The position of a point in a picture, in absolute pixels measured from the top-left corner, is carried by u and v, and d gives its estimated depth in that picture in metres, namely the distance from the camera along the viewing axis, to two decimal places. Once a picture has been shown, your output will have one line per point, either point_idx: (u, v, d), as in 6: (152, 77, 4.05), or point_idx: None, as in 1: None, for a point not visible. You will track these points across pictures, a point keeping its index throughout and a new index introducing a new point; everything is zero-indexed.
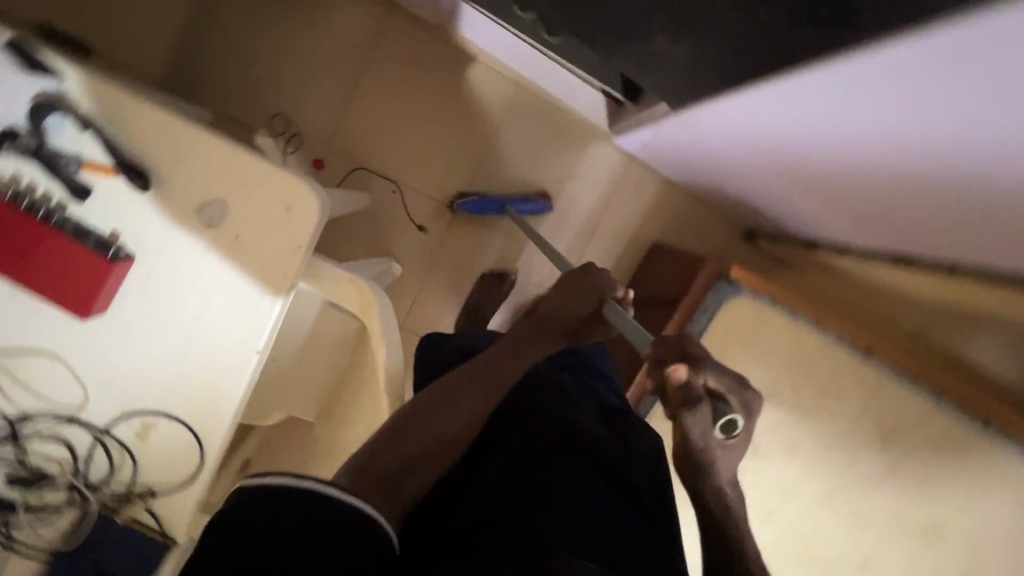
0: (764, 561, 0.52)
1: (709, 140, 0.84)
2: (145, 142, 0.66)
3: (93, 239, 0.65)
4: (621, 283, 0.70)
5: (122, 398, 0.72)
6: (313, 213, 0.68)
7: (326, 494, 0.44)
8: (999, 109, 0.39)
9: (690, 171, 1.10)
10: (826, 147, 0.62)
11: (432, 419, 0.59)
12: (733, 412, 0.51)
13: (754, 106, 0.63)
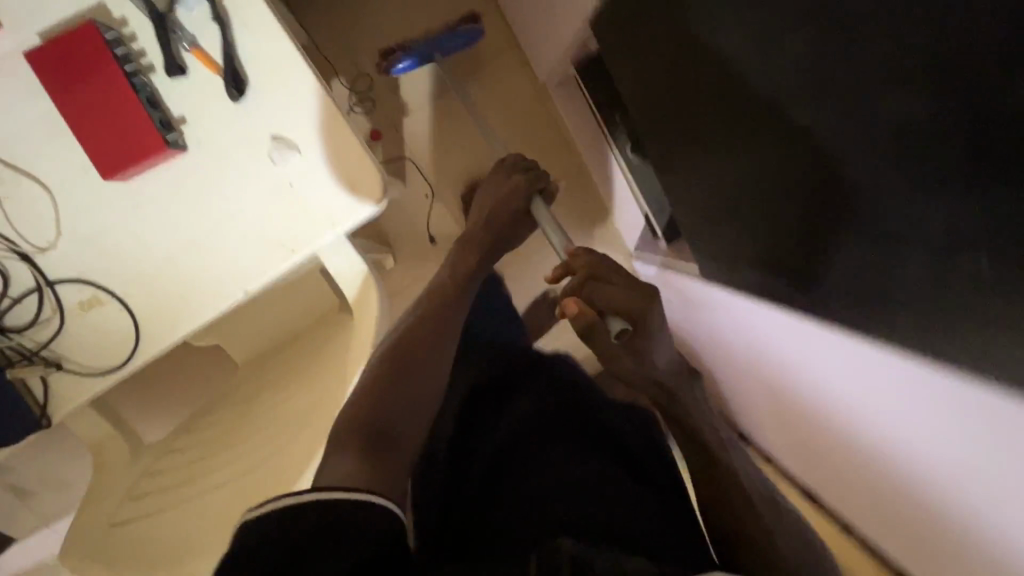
0: (754, 528, 0.62)
1: (721, 326, 0.90)
2: (262, 59, 0.65)
3: (157, 113, 0.63)
4: (545, 174, 0.90)
5: (88, 264, 0.68)
6: (370, 202, 0.70)
7: (327, 503, 0.56)
8: (999, 475, 0.46)
9: (679, 327, 1.16)
10: (818, 400, 0.68)
11: (396, 378, 0.75)
12: (626, 326, 0.70)
13: (782, 334, 0.69)
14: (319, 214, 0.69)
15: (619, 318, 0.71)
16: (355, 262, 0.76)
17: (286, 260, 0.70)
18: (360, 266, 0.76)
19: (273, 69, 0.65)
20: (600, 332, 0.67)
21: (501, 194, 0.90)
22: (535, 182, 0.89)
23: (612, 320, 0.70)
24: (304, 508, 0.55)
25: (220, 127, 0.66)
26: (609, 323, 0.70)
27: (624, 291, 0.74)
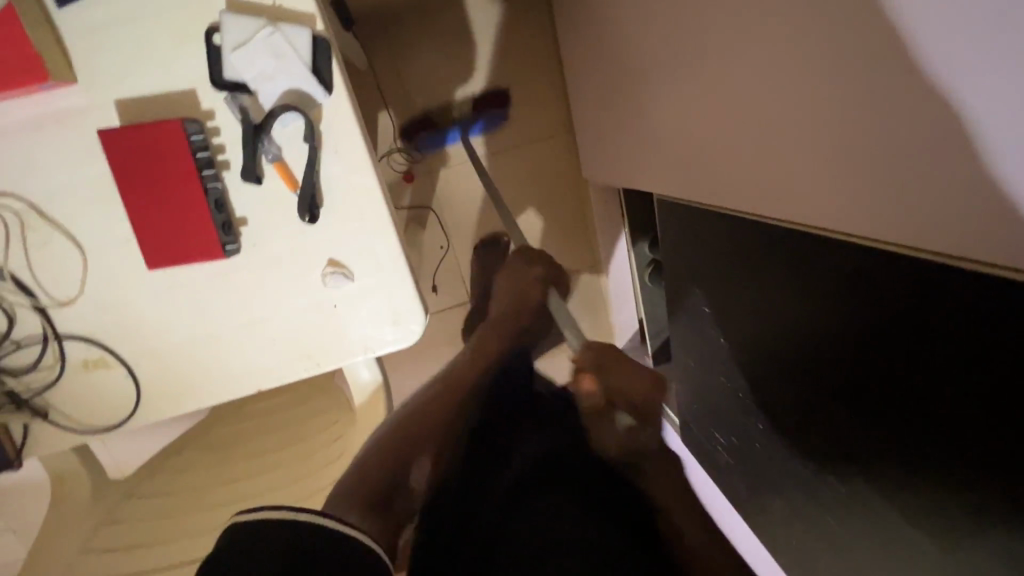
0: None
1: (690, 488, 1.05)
2: (342, 187, 0.64)
3: (222, 217, 0.61)
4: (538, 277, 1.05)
5: (102, 328, 0.65)
6: (406, 341, 0.70)
7: (310, 524, 0.55)
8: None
9: None
10: None
11: (414, 414, 0.87)
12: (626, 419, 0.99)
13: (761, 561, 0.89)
14: (355, 338, 0.69)
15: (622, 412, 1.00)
16: (374, 373, 0.79)
17: (309, 370, 0.70)
18: (378, 378, 0.79)
19: (351, 199, 0.64)
20: (605, 425, 0.97)
21: (508, 291, 1.07)
22: (554, 279, 1.12)
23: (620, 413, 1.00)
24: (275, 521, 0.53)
25: (281, 238, 0.64)
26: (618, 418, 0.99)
27: (628, 385, 1.06)
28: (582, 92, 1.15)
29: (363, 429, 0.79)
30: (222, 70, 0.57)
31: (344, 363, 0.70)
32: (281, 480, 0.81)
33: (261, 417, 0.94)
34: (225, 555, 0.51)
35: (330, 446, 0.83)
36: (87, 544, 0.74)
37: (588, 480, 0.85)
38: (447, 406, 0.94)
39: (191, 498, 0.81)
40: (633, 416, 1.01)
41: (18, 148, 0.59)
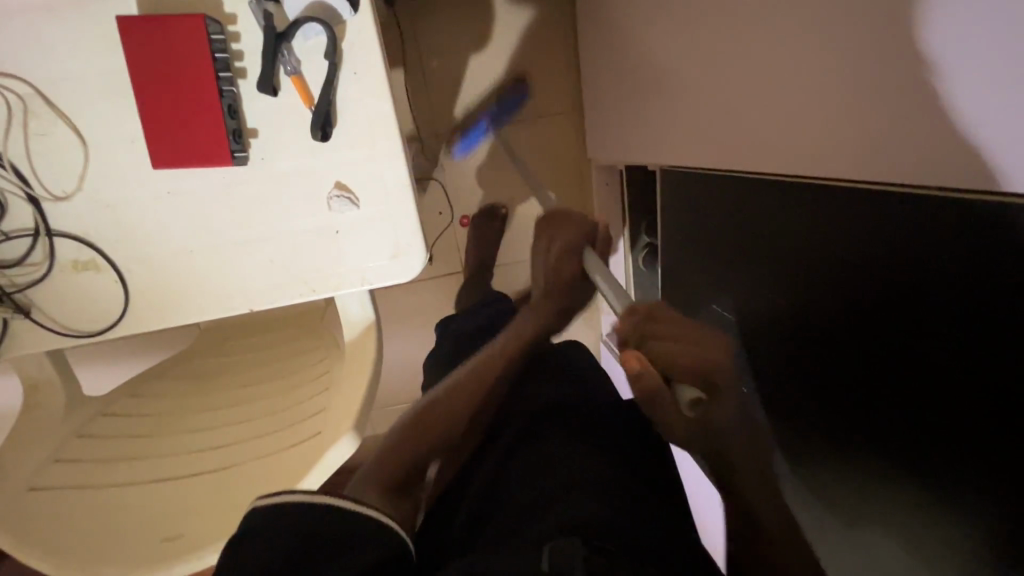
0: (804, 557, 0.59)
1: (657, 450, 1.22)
2: (357, 110, 0.63)
3: (233, 123, 0.61)
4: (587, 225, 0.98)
5: (97, 226, 0.64)
6: (405, 275, 0.70)
7: (329, 508, 0.57)
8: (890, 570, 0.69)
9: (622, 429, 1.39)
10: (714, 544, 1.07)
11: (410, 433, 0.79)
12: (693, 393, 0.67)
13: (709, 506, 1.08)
14: (354, 267, 0.69)
15: (684, 386, 0.69)
16: (366, 310, 0.79)
17: (303, 295, 0.69)
18: (369, 316, 0.79)
19: (365, 124, 0.64)
20: (661, 398, 0.69)
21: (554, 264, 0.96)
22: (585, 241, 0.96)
23: (678, 386, 0.69)
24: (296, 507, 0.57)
25: (290, 153, 0.64)
26: (680, 393, 0.68)
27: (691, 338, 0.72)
28: (595, 71, 1.17)
29: (349, 364, 0.78)
30: None
31: (340, 291, 0.70)
32: (263, 411, 0.80)
33: (245, 354, 0.93)
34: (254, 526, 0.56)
35: (315, 382, 0.82)
36: (55, 453, 0.71)
37: (591, 431, 0.77)
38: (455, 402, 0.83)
39: (168, 423, 0.79)
40: (709, 386, 0.67)
41: (28, 30, 0.57)
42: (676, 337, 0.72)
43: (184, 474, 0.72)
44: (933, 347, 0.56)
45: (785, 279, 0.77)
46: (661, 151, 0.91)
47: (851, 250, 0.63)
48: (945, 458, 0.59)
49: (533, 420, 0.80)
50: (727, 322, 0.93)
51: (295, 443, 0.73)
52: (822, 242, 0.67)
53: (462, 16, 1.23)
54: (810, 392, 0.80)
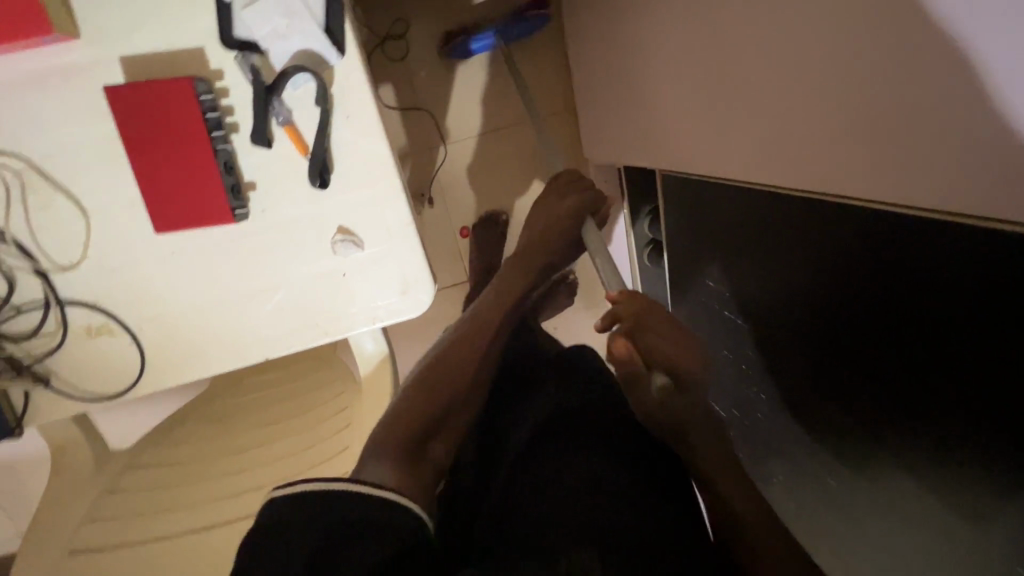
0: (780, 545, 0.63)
1: None
2: (353, 153, 0.63)
3: (231, 179, 0.60)
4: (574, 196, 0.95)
5: (107, 292, 0.64)
6: (416, 309, 0.70)
7: (352, 494, 0.55)
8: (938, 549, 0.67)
9: None
10: None
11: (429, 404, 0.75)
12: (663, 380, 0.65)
13: None
14: (364, 307, 0.69)
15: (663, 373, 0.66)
16: (379, 344, 0.79)
17: (316, 338, 0.69)
18: (383, 349, 0.79)
19: (363, 166, 0.64)
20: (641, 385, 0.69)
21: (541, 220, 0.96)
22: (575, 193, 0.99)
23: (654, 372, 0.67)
24: (312, 497, 0.54)
25: (291, 202, 0.64)
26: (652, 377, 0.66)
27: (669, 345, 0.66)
28: (586, 71, 1.16)
29: (369, 400, 0.78)
30: (233, 27, 0.56)
31: (352, 332, 0.70)
32: (285, 450, 0.81)
33: (263, 391, 0.94)
34: (269, 528, 0.53)
35: (336, 417, 0.83)
36: (90, 513, 0.72)
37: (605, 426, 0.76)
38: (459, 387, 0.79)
39: (193, 469, 0.80)
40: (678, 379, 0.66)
41: (17, 106, 0.57)
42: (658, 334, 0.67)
43: (217, 523, 0.73)
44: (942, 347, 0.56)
45: (781, 287, 0.77)
46: (659, 154, 0.90)
47: (844, 264, 0.63)
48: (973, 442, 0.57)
49: (560, 412, 0.78)
50: (728, 328, 0.94)
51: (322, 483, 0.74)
52: (817, 255, 0.67)
53: (446, 28, 1.23)
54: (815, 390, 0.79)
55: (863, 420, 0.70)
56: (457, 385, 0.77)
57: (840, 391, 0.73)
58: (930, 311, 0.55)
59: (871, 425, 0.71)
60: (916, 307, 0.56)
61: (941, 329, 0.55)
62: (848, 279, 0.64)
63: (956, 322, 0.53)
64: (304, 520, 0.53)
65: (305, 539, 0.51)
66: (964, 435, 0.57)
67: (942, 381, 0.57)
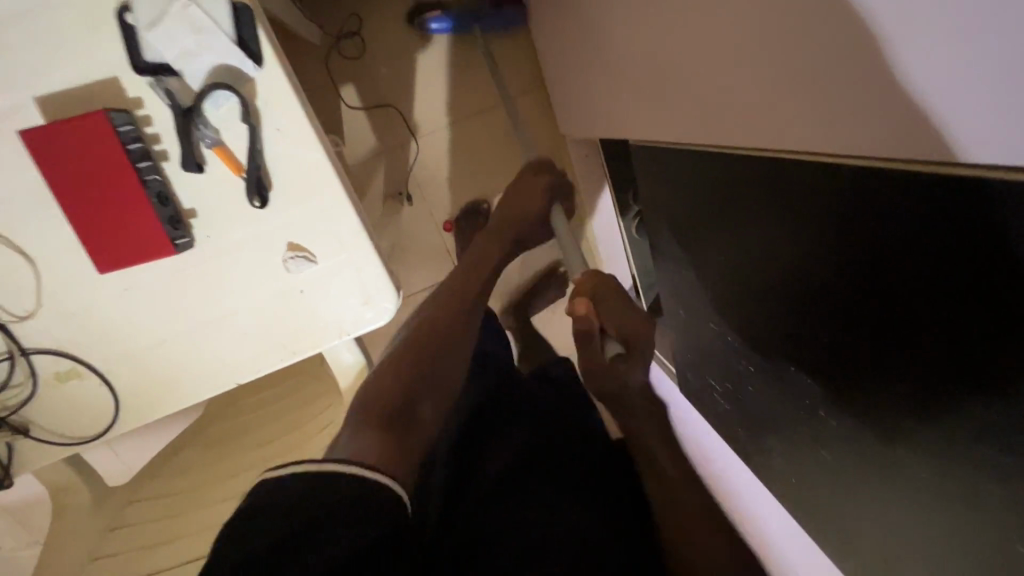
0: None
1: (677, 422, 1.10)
2: (291, 167, 0.60)
3: (169, 211, 0.58)
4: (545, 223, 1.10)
5: (69, 337, 0.64)
6: (381, 318, 0.68)
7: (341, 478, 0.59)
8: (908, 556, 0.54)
9: None
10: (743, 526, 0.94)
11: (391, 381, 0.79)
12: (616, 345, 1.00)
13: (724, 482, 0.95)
14: (327, 323, 0.68)
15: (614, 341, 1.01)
16: (356, 355, 0.78)
17: (284, 360, 0.68)
18: (361, 360, 0.78)
19: (303, 179, 0.61)
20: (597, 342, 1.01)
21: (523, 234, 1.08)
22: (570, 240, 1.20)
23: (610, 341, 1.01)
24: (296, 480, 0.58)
25: (235, 226, 0.62)
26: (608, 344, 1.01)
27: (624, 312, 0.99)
28: (547, 45, 1.11)
29: (351, 414, 0.77)
30: (141, 52, 0.54)
31: (319, 349, 0.68)
32: (277, 471, 0.81)
33: (255, 411, 0.94)
34: (255, 509, 0.56)
35: (323, 432, 0.82)
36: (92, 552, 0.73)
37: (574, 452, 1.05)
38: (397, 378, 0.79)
39: (190, 498, 0.81)
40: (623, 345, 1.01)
41: None
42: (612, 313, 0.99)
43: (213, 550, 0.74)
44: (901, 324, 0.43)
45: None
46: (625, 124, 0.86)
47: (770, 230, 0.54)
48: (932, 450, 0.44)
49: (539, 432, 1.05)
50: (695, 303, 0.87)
51: None
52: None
53: (401, 22, 1.21)
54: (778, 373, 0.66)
55: (803, 412, 0.62)
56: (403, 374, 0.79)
57: (784, 374, 0.64)
58: (846, 286, 0.46)
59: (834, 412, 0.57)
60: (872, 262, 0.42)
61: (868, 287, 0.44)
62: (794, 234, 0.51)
63: (894, 297, 0.42)
64: (284, 502, 0.56)
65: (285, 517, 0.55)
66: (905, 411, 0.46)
67: (866, 364, 0.48)
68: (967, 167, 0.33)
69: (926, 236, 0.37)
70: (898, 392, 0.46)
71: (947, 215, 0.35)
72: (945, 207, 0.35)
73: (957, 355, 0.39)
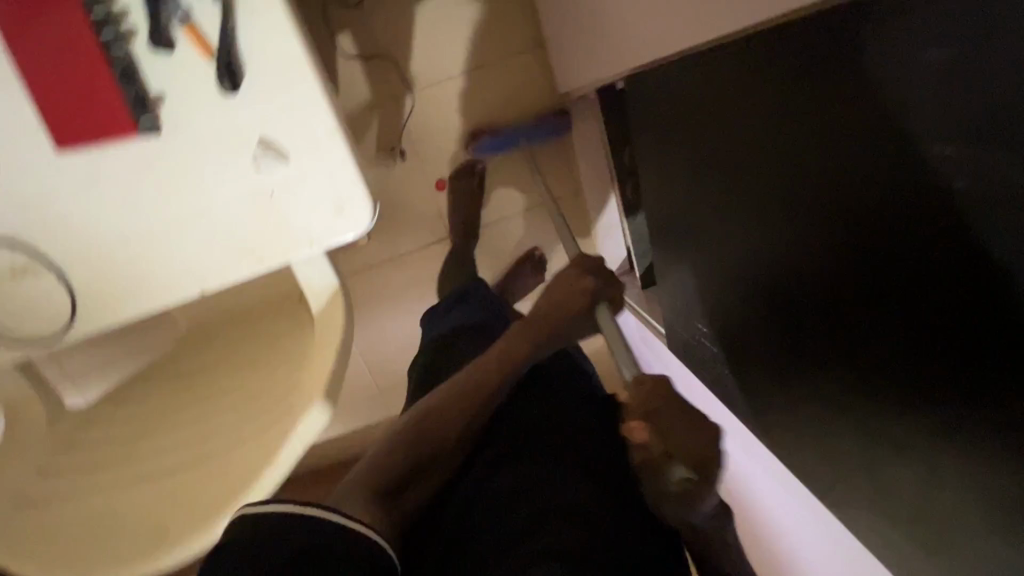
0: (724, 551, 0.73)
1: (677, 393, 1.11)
2: (264, 53, 0.58)
3: (133, 89, 0.57)
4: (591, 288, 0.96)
5: (23, 227, 0.61)
6: (355, 227, 0.65)
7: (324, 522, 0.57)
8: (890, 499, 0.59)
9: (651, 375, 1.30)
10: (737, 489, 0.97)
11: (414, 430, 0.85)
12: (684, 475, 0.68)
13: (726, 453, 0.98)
14: (297, 230, 0.65)
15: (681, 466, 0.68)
16: (327, 276, 0.73)
17: (252, 268, 0.66)
18: (333, 283, 0.73)
19: (276, 68, 0.58)
20: (656, 475, 0.70)
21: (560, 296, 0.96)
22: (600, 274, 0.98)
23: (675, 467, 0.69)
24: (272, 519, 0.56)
25: (204, 115, 0.59)
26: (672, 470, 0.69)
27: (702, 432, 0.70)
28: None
29: (322, 333, 0.72)
30: None
31: (289, 257, 0.65)
32: (243, 396, 0.76)
33: (229, 343, 0.91)
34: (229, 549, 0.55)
35: (290, 358, 0.77)
36: (42, 467, 0.70)
37: None
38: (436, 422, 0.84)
39: (150, 422, 0.77)
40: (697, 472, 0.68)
41: None
42: (685, 418, 0.71)
43: (165, 472, 0.69)
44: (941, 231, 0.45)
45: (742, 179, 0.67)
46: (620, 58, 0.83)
47: (776, 198, 0.62)
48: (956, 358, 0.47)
49: None
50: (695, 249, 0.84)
51: (272, 422, 0.67)
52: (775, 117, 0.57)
53: None
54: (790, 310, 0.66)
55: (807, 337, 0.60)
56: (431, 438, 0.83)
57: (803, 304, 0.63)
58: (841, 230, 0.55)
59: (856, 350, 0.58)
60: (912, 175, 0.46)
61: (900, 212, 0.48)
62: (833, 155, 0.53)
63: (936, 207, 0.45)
64: (259, 542, 0.55)
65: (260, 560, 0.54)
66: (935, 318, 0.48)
67: (867, 313, 0.55)
68: None
69: (881, 152, 0.48)
70: (900, 323, 0.52)
71: (886, 135, 0.47)
72: (880, 122, 0.47)
73: (937, 250, 0.46)
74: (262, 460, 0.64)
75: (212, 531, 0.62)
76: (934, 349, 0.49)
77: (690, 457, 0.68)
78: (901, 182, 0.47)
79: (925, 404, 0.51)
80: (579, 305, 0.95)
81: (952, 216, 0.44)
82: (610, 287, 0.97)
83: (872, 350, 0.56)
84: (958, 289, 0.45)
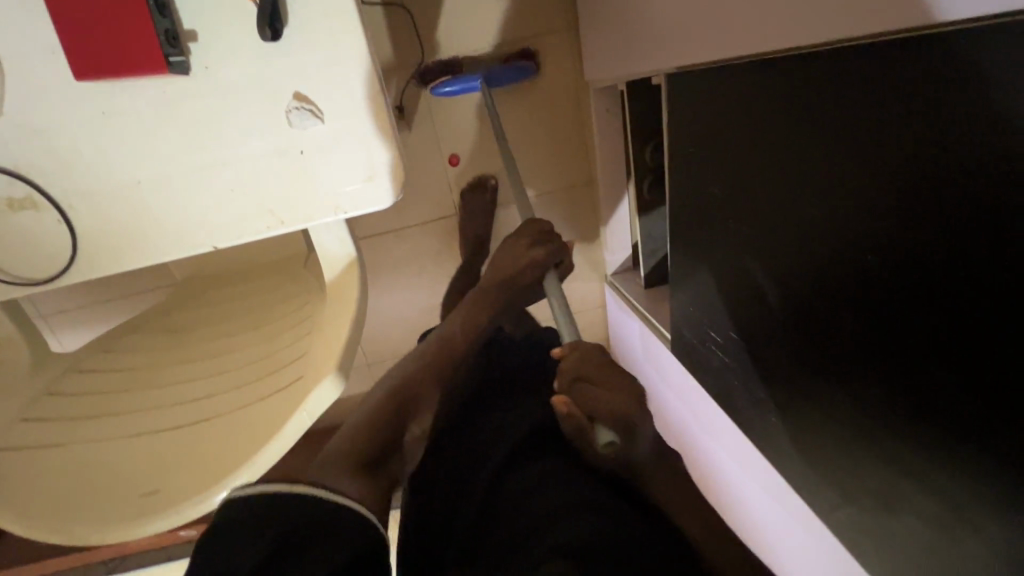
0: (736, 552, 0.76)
1: (678, 377, 1.12)
2: (311, 2, 0.54)
3: (166, 23, 0.53)
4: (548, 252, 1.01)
5: (27, 157, 0.56)
6: (383, 198, 0.62)
7: (315, 497, 0.60)
8: (890, 515, 0.62)
9: (643, 357, 1.31)
10: (734, 469, 1.00)
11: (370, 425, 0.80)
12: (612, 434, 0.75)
13: (724, 438, 1.00)
14: (323, 191, 0.61)
15: (605, 427, 0.76)
16: (346, 243, 0.72)
17: (271, 228, 0.62)
18: (351, 251, 0.72)
19: (322, 19, 0.55)
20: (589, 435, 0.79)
21: (508, 256, 1.02)
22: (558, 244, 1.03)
23: (600, 427, 0.77)
24: (273, 495, 0.59)
25: (238, 59, 0.55)
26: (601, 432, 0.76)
27: (617, 394, 0.80)
28: None
29: (333, 304, 0.70)
30: None
31: (312, 222, 0.62)
32: (245, 358, 0.74)
33: (229, 302, 0.88)
34: (221, 523, 0.57)
35: (297, 325, 0.75)
36: (24, 413, 0.65)
37: None
38: (388, 418, 0.81)
39: (143, 376, 0.74)
40: (621, 431, 0.76)
41: None
42: (602, 385, 0.81)
43: (159, 429, 0.66)
44: (975, 283, 0.44)
45: (772, 194, 0.67)
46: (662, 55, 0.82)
47: (808, 211, 0.61)
48: (976, 402, 0.46)
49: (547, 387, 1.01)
50: (714, 255, 0.85)
51: (278, 387, 0.65)
52: (824, 133, 0.56)
53: None
54: (809, 330, 0.67)
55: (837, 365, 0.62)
56: (387, 431, 0.80)
57: (823, 325, 0.64)
58: (873, 230, 0.53)
59: (870, 378, 0.59)
60: (945, 221, 0.45)
61: (933, 252, 0.47)
62: (871, 187, 0.52)
63: (972, 255, 0.43)
64: (257, 520, 0.57)
65: (253, 545, 0.55)
66: (956, 361, 0.48)
67: (901, 333, 0.53)
68: (962, 24, 0.39)
69: (933, 198, 0.46)
70: (933, 336, 0.50)
71: (952, 152, 0.43)
72: (944, 154, 0.44)
73: (995, 281, 0.42)
74: (268, 431, 0.61)
75: (212, 499, 0.58)
76: (966, 399, 0.48)
77: (612, 419, 0.77)
78: (951, 168, 0.44)
79: (938, 431, 0.51)
80: (526, 279, 1.01)
81: (996, 214, 0.41)
82: (560, 249, 1.03)
83: (882, 350, 0.56)
84: (997, 310, 0.43)
